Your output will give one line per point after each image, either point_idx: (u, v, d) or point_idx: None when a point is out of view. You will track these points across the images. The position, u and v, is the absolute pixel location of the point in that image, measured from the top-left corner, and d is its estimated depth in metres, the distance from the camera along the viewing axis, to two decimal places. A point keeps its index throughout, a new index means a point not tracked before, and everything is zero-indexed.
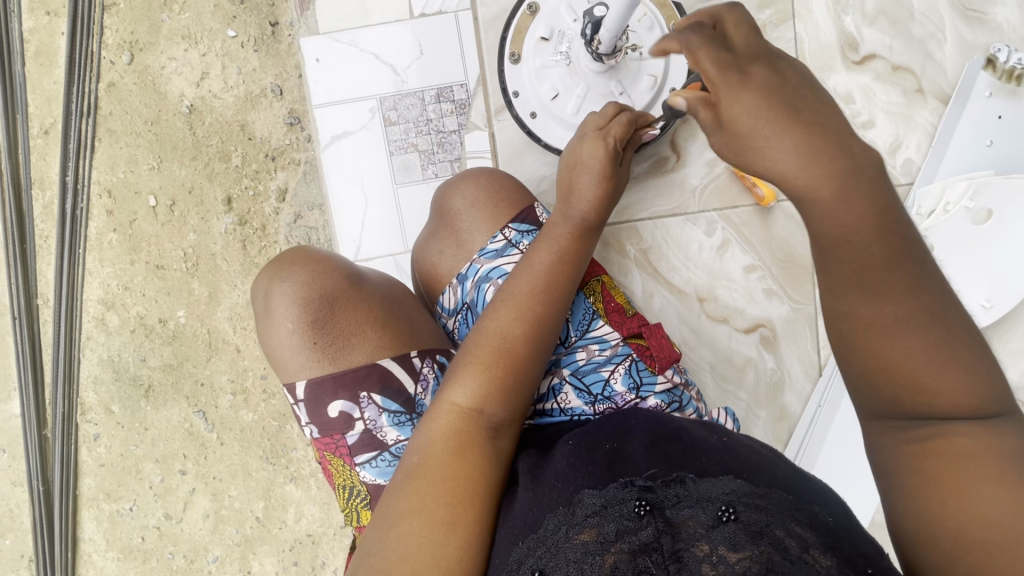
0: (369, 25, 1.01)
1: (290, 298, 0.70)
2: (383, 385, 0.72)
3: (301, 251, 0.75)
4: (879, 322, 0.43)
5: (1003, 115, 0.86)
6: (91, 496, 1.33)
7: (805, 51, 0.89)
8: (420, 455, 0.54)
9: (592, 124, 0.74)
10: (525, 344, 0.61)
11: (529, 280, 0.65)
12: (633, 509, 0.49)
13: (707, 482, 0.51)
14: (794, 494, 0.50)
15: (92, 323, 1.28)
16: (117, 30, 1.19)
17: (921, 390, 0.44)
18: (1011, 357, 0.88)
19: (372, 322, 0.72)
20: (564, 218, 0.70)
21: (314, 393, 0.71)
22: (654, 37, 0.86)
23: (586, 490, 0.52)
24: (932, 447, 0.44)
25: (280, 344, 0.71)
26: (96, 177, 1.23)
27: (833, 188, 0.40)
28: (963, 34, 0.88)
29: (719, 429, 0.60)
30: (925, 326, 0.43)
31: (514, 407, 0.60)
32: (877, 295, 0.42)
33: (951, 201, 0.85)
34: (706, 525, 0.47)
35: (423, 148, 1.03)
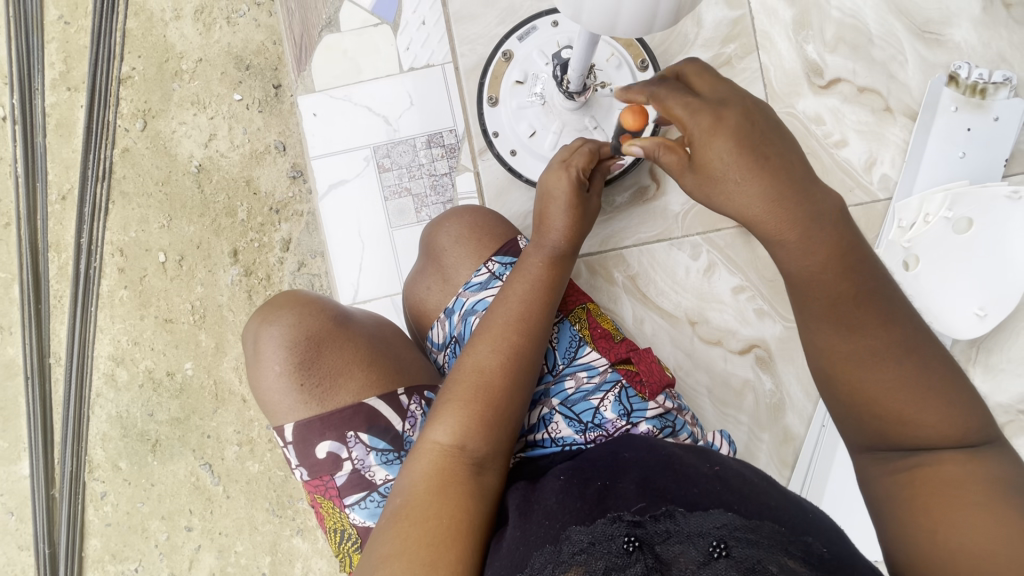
0: (362, 81, 1.07)
1: (278, 341, 0.72)
2: (370, 424, 0.73)
3: (291, 295, 0.77)
4: (856, 353, 0.49)
5: (971, 127, 0.89)
6: (96, 557, 1.31)
7: (772, 79, 0.93)
8: (403, 497, 0.55)
9: (555, 157, 0.75)
10: (502, 376, 0.63)
11: (504, 313, 0.67)
12: (622, 546, 0.47)
13: (698, 516, 0.49)
14: (786, 526, 0.49)
15: (102, 379, 1.30)
16: (131, 100, 1.27)
17: (905, 420, 0.49)
18: (1016, 365, 0.86)
19: (359, 362, 0.74)
20: (536, 249, 0.72)
21: (302, 435, 0.72)
22: (623, 74, 0.90)
23: (572, 527, 0.51)
24: (917, 476, 0.48)
25: (268, 387, 0.73)
26: (108, 238, 1.28)
27: (799, 229, 0.49)
28: (923, 55, 0.91)
29: (713, 456, 0.59)
30: (904, 359, 0.49)
31: (496, 440, 0.61)
32: (849, 327, 0.50)
33: (931, 212, 0.86)
34: (697, 562, 0.44)
35: (416, 192, 1.07)
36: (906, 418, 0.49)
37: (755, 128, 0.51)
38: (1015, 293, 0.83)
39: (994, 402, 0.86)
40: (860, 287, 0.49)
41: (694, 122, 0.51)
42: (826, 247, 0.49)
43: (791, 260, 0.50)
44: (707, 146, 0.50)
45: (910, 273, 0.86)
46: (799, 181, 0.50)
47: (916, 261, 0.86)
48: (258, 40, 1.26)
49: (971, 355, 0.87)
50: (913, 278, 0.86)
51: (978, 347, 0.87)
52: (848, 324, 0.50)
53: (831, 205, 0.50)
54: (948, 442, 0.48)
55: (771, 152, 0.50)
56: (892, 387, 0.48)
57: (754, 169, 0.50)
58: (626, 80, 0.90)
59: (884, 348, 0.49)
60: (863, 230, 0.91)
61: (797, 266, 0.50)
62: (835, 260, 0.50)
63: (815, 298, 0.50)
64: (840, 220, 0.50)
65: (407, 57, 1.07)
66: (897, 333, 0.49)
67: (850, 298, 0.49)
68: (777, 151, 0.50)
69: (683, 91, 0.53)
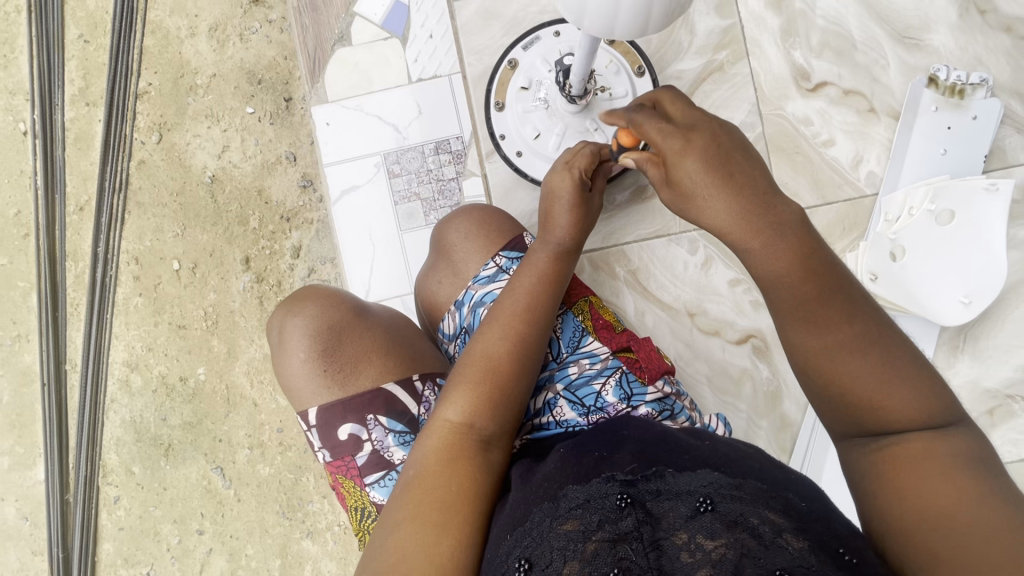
0: (372, 91, 1.13)
1: (302, 330, 0.76)
2: (389, 407, 0.76)
3: (312, 288, 0.81)
4: (825, 349, 0.53)
5: (951, 125, 0.93)
6: (109, 562, 1.34)
7: (762, 84, 0.98)
8: (415, 469, 0.59)
9: (560, 158, 0.79)
10: (510, 361, 0.67)
11: (511, 303, 0.71)
12: (615, 502, 0.51)
13: (686, 476, 0.53)
14: (768, 484, 0.52)
15: (117, 385, 1.34)
16: (148, 114, 1.33)
17: (876, 406, 0.52)
18: (1002, 352, 0.90)
19: (377, 350, 0.78)
20: (542, 245, 0.76)
21: (325, 418, 0.76)
22: (621, 79, 0.95)
23: (569, 486, 0.55)
24: (890, 456, 0.51)
25: (293, 373, 0.77)
26: (124, 247, 1.33)
27: (765, 236, 0.54)
28: (904, 58, 0.96)
29: (702, 433, 0.62)
30: (867, 353, 0.52)
31: (503, 420, 0.64)
32: (815, 324, 0.53)
33: (915, 205, 0.90)
34: (684, 516, 0.48)
35: (424, 197, 1.11)
36: (869, 402, 0.52)
37: (721, 148, 0.56)
38: (997, 281, 0.87)
39: (981, 389, 0.89)
40: (824, 287, 0.53)
41: (667, 142, 0.57)
42: (790, 252, 0.54)
43: (760, 264, 0.54)
44: (678, 162, 0.56)
45: (898, 263, 0.90)
46: (761, 198, 0.55)
47: (903, 252, 0.91)
48: (269, 56, 1.32)
49: (958, 343, 0.90)
50: (900, 268, 0.90)
51: (964, 335, 0.90)
52: (815, 321, 0.53)
53: (793, 214, 0.54)
54: (915, 423, 0.51)
55: (735, 169, 0.55)
56: (854, 374, 0.52)
57: (718, 181, 0.55)
58: (624, 86, 0.95)
59: (846, 342, 0.52)
60: (853, 224, 0.94)
61: (765, 268, 0.54)
62: (799, 263, 0.54)
63: (782, 298, 0.55)
64: (801, 228, 0.54)
65: (415, 69, 1.12)
66: (858, 328, 0.52)
67: (815, 297, 0.53)
68: (741, 168, 0.55)
69: (656, 116, 0.59)
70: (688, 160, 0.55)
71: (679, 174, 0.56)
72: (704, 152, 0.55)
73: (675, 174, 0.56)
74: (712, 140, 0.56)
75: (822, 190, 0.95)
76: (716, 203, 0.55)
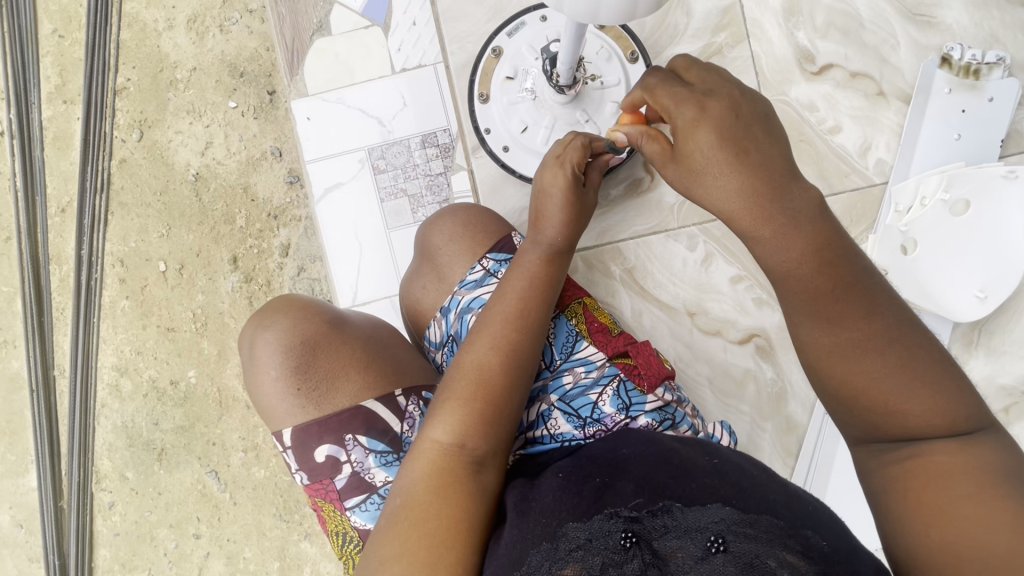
0: (354, 83, 1.07)
1: (273, 346, 0.73)
2: (368, 426, 0.73)
3: (285, 300, 0.77)
4: (839, 346, 0.49)
5: (965, 109, 0.88)
6: (106, 568, 1.32)
7: (765, 68, 0.92)
8: (403, 497, 0.56)
9: (552, 152, 0.74)
10: (501, 374, 0.63)
11: (501, 310, 0.67)
12: (619, 541, 0.48)
13: (695, 511, 0.50)
14: (784, 519, 0.49)
15: (107, 390, 1.30)
16: (127, 110, 1.28)
17: (895, 412, 0.48)
18: (1019, 346, 0.86)
19: (355, 364, 0.74)
20: (533, 246, 0.72)
21: (302, 439, 0.73)
22: (613, 66, 0.90)
23: (569, 523, 0.51)
24: (912, 468, 0.48)
25: (266, 392, 0.73)
26: (109, 248, 1.29)
27: (775, 225, 0.49)
28: (915, 38, 0.91)
29: (713, 448, 0.60)
30: (886, 352, 0.48)
31: (495, 437, 0.60)
32: (830, 321, 0.49)
33: (927, 195, 0.86)
34: (693, 556, 0.46)
35: (412, 193, 1.07)
36: (888, 410, 0.48)
37: (739, 119, 0.50)
38: (1014, 274, 0.82)
39: (997, 384, 0.85)
40: (841, 280, 0.49)
41: (680, 112, 0.50)
42: (805, 243, 0.49)
43: (768, 256, 0.50)
44: (689, 134, 0.50)
45: (909, 257, 0.86)
46: (775, 178, 0.49)
47: (914, 245, 0.86)
48: (251, 47, 1.27)
49: (973, 337, 0.87)
50: (912, 262, 0.86)
51: (979, 329, 0.87)
52: (831, 317, 0.49)
53: (810, 200, 0.49)
54: (940, 430, 0.47)
55: (752, 145, 0.49)
56: (871, 377, 0.48)
57: (734, 160, 0.49)
58: (617, 73, 0.90)
59: (865, 341, 0.48)
60: (861, 215, 0.90)
61: (773, 262, 0.49)
62: (814, 254, 0.48)
63: (797, 293, 0.50)
64: (819, 216, 0.49)
65: (399, 58, 1.07)
66: (879, 327, 0.48)
67: (831, 291, 0.49)
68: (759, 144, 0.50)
69: (674, 81, 0.53)
70: (701, 131, 0.49)
71: (687, 147, 0.50)
72: (721, 122, 0.50)
73: (682, 148, 0.50)
74: (729, 111, 0.50)
75: (828, 180, 0.91)
76: (727, 181, 0.49)
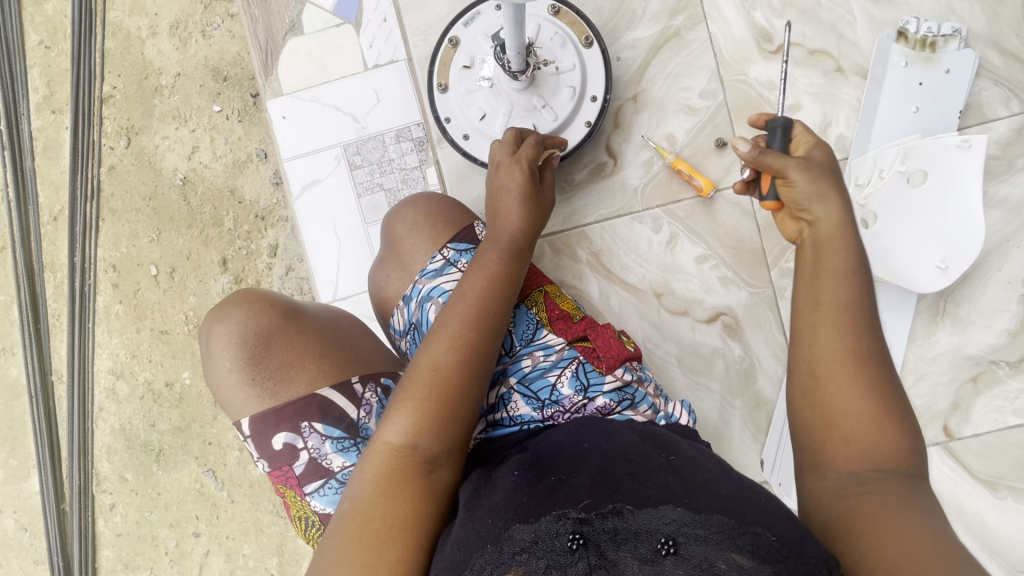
0: (328, 81, 1.09)
1: (226, 337, 0.74)
2: (324, 414, 0.75)
3: (241, 293, 0.78)
4: (838, 353, 0.54)
5: (923, 81, 0.89)
6: (109, 568, 1.34)
7: (724, 48, 0.93)
8: (352, 500, 0.57)
9: (503, 153, 0.79)
10: (456, 373, 0.63)
11: (460, 308, 0.67)
12: (566, 544, 0.48)
13: (646, 512, 0.50)
14: (734, 517, 0.50)
15: (104, 394, 1.33)
16: (114, 118, 1.30)
17: (848, 429, 0.52)
18: (985, 316, 0.87)
19: (309, 355, 0.76)
20: (493, 243, 0.73)
21: (259, 428, 0.75)
22: (567, 52, 0.89)
23: (515, 525, 0.52)
24: (862, 496, 0.49)
25: (223, 382, 0.75)
26: (101, 255, 1.31)
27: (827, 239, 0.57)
28: (871, 13, 0.91)
29: (668, 443, 0.61)
30: (865, 372, 0.53)
31: (448, 438, 0.61)
32: (835, 329, 0.54)
33: (885, 167, 0.86)
34: (643, 559, 0.47)
35: (388, 187, 1.08)
36: (844, 431, 0.52)
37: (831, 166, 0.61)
38: (975, 247, 0.83)
39: (963, 356, 0.87)
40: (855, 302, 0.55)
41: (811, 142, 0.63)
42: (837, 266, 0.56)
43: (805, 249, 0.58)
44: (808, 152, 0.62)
45: (870, 230, 0.85)
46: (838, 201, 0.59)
47: (875, 219, 0.86)
48: (234, 51, 1.28)
49: (938, 309, 0.88)
50: (873, 235, 0.85)
51: (944, 301, 0.88)
52: (837, 325, 0.54)
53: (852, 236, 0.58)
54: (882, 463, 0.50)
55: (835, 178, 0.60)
56: (841, 386, 0.53)
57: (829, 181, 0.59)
58: (572, 58, 0.89)
59: (859, 357, 0.53)
60: None
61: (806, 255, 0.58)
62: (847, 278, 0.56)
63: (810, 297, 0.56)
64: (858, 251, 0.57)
65: (371, 55, 1.08)
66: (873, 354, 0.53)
67: (846, 307, 0.55)
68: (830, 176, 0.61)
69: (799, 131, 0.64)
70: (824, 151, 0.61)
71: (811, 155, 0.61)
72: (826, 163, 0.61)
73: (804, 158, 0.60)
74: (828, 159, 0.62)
75: None
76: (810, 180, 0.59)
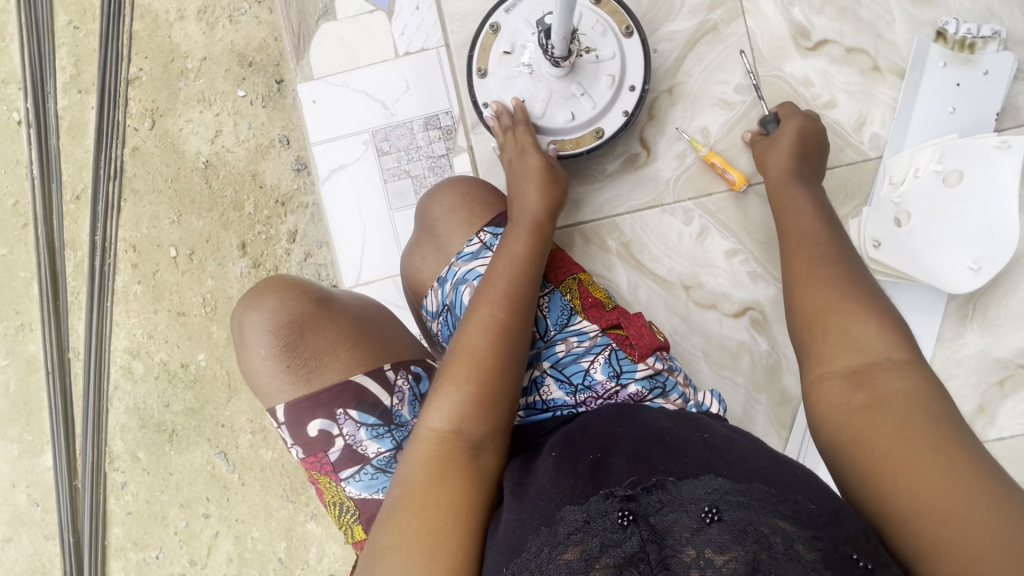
0: (359, 66, 1.10)
1: (261, 326, 0.75)
2: (358, 401, 0.76)
3: (272, 279, 0.78)
4: (824, 283, 0.62)
5: (961, 82, 0.88)
6: (119, 545, 1.36)
7: (760, 44, 0.93)
8: (403, 486, 0.57)
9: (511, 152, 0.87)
10: (494, 355, 0.64)
11: (490, 291, 0.69)
12: (616, 520, 0.49)
13: (688, 484, 0.51)
14: (775, 486, 0.51)
15: (119, 372, 1.34)
16: (139, 99, 1.31)
17: (844, 338, 0.57)
18: (1014, 320, 0.87)
19: (343, 342, 0.76)
20: (516, 228, 0.75)
21: (294, 415, 0.76)
22: (608, 41, 0.89)
23: (566, 506, 0.52)
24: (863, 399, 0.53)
25: (258, 370, 0.76)
26: (122, 235, 1.32)
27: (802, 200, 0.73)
28: (910, 13, 0.91)
29: (698, 425, 0.62)
30: (847, 292, 0.61)
31: (491, 421, 0.62)
32: (819, 263, 0.65)
33: (921, 167, 0.86)
34: (691, 529, 0.47)
35: (415, 174, 1.09)
36: (835, 337, 0.58)
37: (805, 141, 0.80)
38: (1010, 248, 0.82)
39: (991, 359, 0.87)
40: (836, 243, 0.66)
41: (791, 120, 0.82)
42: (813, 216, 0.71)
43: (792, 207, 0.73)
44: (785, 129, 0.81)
45: (902, 229, 0.86)
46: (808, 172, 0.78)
47: (908, 217, 0.87)
48: (260, 37, 1.29)
49: (968, 312, 0.88)
50: (906, 234, 0.86)
51: (974, 304, 0.88)
52: (817, 259, 0.65)
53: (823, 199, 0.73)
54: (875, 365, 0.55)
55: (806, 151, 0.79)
56: (823, 300, 0.61)
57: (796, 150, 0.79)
58: (612, 47, 0.88)
59: (843, 282, 0.62)
60: (854, 191, 0.92)
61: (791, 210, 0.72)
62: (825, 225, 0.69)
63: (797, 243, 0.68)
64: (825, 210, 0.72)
65: (402, 42, 1.09)
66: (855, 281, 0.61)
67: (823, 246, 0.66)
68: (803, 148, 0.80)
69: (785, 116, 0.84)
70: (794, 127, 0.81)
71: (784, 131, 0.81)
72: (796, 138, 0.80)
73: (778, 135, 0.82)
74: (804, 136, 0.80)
75: None
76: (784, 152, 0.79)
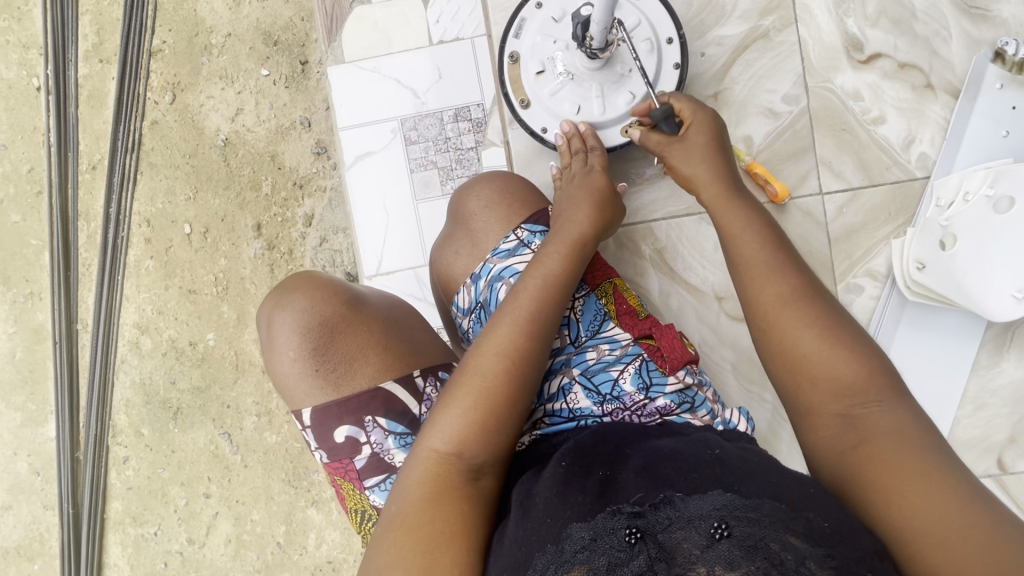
0: (392, 53, 1.07)
1: (290, 327, 0.73)
2: (388, 408, 0.75)
3: (302, 278, 0.77)
4: (782, 297, 0.60)
5: (1016, 105, 0.88)
6: (118, 520, 1.35)
7: (811, 53, 0.92)
8: (399, 505, 0.56)
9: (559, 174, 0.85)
10: (507, 380, 0.62)
11: (513, 311, 0.66)
12: (624, 539, 0.48)
13: (696, 499, 0.50)
14: (786, 502, 0.49)
15: (127, 346, 1.33)
16: (161, 72, 1.29)
17: (806, 363, 0.58)
18: None
19: (372, 346, 0.75)
20: (548, 245, 0.71)
21: (320, 419, 0.74)
22: (626, 10, 0.86)
23: (574, 523, 0.51)
24: (857, 426, 0.54)
25: (285, 373, 0.75)
26: (136, 208, 1.30)
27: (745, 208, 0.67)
28: (968, 31, 0.90)
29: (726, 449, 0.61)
30: (804, 305, 0.60)
31: (494, 447, 0.61)
32: (769, 273, 0.62)
33: (971, 191, 0.85)
34: (701, 546, 0.45)
35: (441, 165, 1.07)
36: (810, 364, 0.57)
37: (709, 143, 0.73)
38: None
39: None
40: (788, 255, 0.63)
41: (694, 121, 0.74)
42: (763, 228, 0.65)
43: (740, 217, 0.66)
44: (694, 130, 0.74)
45: (947, 253, 0.85)
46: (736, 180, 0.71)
47: (953, 240, 0.85)
48: (286, 16, 1.27)
49: (1004, 342, 0.90)
50: (950, 258, 0.84)
51: (1011, 334, 0.90)
52: (769, 270, 0.62)
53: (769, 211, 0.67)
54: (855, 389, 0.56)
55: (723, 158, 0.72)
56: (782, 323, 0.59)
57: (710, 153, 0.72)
58: (634, 13, 0.86)
59: (790, 295, 0.60)
60: (899, 210, 0.91)
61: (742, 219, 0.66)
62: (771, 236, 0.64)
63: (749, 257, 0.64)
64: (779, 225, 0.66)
65: (437, 30, 1.07)
66: (809, 294, 0.60)
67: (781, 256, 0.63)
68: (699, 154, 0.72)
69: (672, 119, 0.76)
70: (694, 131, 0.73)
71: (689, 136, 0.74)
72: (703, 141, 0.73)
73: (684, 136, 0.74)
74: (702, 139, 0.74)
75: (870, 171, 0.91)
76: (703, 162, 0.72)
